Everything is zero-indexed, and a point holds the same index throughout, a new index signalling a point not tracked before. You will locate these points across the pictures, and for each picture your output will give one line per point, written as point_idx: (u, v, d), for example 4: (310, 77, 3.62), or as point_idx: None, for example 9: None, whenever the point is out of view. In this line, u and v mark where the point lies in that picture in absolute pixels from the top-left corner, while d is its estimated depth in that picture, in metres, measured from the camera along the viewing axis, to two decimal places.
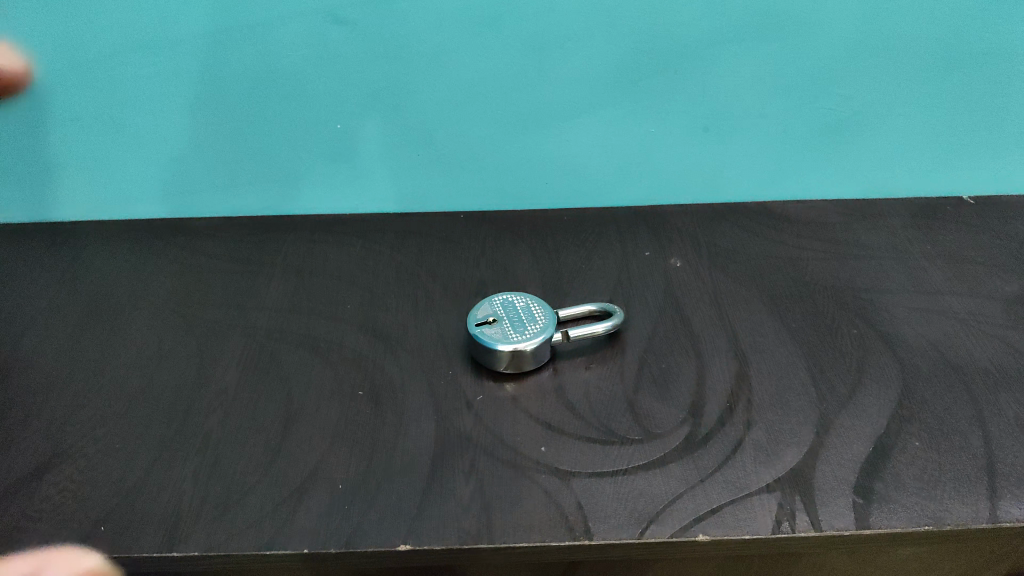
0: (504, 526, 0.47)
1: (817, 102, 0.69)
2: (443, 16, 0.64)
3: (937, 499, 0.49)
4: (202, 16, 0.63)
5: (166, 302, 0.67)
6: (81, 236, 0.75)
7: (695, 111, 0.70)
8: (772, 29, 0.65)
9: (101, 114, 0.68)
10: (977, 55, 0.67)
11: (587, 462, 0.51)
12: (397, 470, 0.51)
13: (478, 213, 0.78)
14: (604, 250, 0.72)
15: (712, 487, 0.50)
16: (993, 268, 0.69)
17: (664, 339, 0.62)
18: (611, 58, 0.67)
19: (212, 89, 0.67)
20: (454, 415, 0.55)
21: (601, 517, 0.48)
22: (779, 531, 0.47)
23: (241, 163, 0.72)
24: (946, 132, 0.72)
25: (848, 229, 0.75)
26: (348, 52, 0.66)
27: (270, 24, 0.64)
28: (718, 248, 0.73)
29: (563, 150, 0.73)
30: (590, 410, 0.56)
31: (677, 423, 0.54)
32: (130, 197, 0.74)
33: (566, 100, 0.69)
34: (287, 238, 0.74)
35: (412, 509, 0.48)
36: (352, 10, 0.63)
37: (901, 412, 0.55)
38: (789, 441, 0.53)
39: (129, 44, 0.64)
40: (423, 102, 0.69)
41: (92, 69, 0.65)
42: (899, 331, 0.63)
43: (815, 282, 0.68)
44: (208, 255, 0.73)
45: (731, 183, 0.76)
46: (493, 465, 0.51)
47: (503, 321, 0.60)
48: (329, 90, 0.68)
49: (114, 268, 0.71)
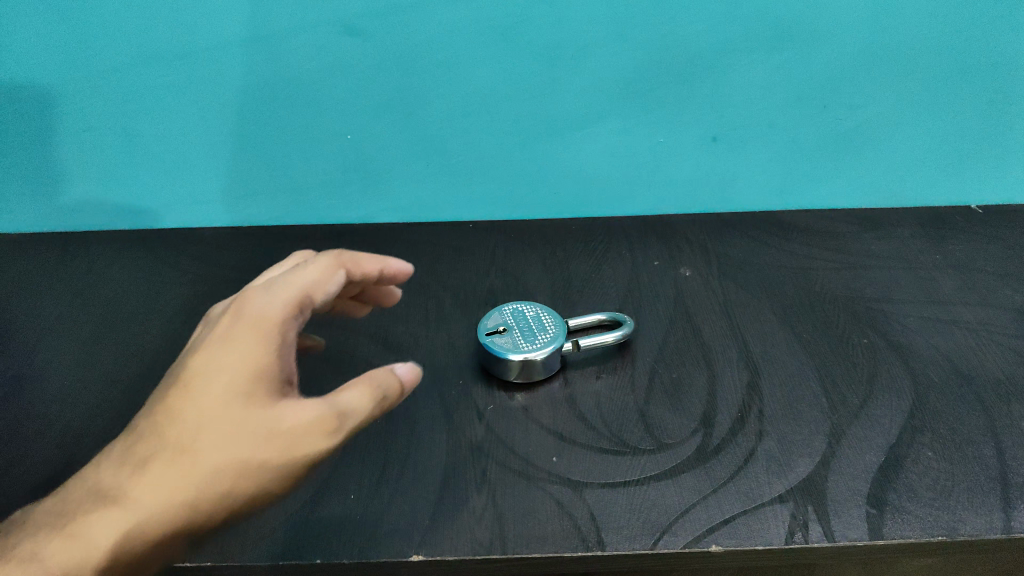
0: (518, 537, 0.47)
1: (826, 111, 0.70)
2: (454, 27, 0.64)
3: (951, 509, 0.49)
4: (212, 28, 0.63)
5: (178, 312, 0.67)
6: (94, 246, 0.76)
7: (705, 121, 0.70)
8: (783, 39, 0.65)
9: (114, 126, 0.69)
10: (988, 66, 0.67)
11: (600, 473, 0.51)
12: (410, 480, 0.51)
13: (487, 223, 0.78)
14: (613, 260, 0.72)
15: (725, 498, 0.50)
16: (1002, 278, 0.69)
17: (675, 349, 0.62)
18: (621, 69, 0.67)
19: (224, 100, 0.68)
20: (466, 426, 0.55)
21: (615, 528, 0.48)
22: (792, 542, 0.47)
23: (251, 172, 0.73)
24: (955, 141, 0.72)
25: (857, 239, 0.75)
26: (359, 62, 0.66)
27: (282, 36, 0.64)
28: (728, 257, 0.73)
29: (574, 159, 0.73)
30: (602, 420, 0.56)
31: (689, 433, 0.54)
32: (144, 206, 0.75)
33: (576, 110, 0.70)
34: (297, 247, 0.75)
35: (426, 519, 0.48)
36: (364, 21, 0.63)
37: (913, 423, 0.55)
38: (802, 451, 0.53)
39: (141, 57, 0.65)
40: (434, 113, 0.69)
41: (103, 81, 0.66)
42: (910, 341, 0.63)
43: (825, 291, 0.68)
44: (219, 265, 0.73)
45: (740, 192, 0.76)
46: (505, 475, 0.51)
47: (513, 330, 0.60)
48: (340, 101, 0.68)
49: (126, 279, 0.72)
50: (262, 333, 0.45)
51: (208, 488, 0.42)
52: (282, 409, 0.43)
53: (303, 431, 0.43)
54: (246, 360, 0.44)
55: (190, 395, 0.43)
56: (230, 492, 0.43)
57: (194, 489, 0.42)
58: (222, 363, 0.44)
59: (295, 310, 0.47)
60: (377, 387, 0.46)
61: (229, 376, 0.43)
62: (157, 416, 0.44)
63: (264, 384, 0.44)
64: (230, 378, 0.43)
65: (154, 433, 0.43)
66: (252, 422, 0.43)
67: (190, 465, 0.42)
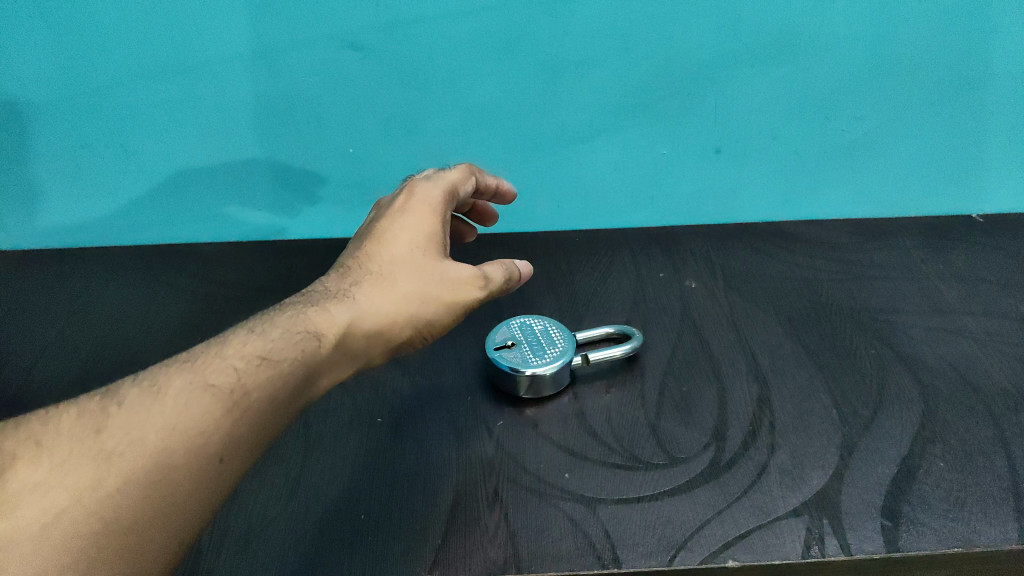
0: (533, 555, 0.46)
1: (827, 123, 0.70)
2: (457, 41, 0.64)
3: (965, 520, 0.48)
4: (214, 42, 0.63)
5: (177, 330, 0.66)
6: (91, 262, 0.75)
7: (707, 133, 0.70)
8: (784, 51, 0.65)
9: (113, 141, 0.69)
10: (986, 77, 0.67)
11: (613, 489, 0.51)
12: (422, 498, 0.50)
13: (491, 236, 0.77)
14: (618, 272, 0.72)
15: (739, 513, 0.49)
16: (1005, 287, 0.70)
17: (684, 361, 0.62)
18: (624, 82, 0.67)
19: (224, 114, 0.67)
20: (476, 442, 0.55)
21: (630, 544, 0.47)
22: (809, 556, 0.46)
23: (252, 185, 0.72)
24: (955, 151, 0.72)
25: (860, 249, 0.75)
26: (361, 76, 0.65)
27: (283, 49, 0.64)
28: (732, 268, 0.73)
29: (576, 171, 0.73)
30: (614, 435, 0.55)
31: (701, 447, 0.54)
32: (142, 221, 0.75)
33: (579, 123, 0.69)
34: (298, 262, 0.74)
35: (438, 539, 0.47)
36: (367, 35, 0.63)
37: (923, 434, 0.55)
38: (815, 464, 0.52)
39: (140, 72, 0.65)
40: (436, 127, 0.69)
41: (102, 96, 0.66)
42: (917, 352, 0.63)
43: (831, 302, 0.68)
44: (220, 282, 0.72)
45: (743, 202, 0.77)
46: (518, 493, 0.51)
47: (522, 344, 0.59)
48: (342, 115, 0.68)
49: (123, 297, 0.71)
50: (436, 203, 0.52)
51: (404, 306, 0.46)
52: (452, 265, 0.49)
53: (469, 282, 0.49)
54: (423, 225, 0.50)
55: (384, 242, 0.49)
56: (418, 317, 0.47)
57: (396, 302, 0.46)
58: (403, 224, 0.50)
59: (452, 198, 0.54)
60: (510, 264, 0.52)
61: (413, 234, 0.49)
62: (356, 253, 0.49)
63: (440, 241, 0.50)
64: (414, 235, 0.49)
65: (357, 265, 0.48)
66: (434, 267, 0.48)
67: (391, 288, 0.47)
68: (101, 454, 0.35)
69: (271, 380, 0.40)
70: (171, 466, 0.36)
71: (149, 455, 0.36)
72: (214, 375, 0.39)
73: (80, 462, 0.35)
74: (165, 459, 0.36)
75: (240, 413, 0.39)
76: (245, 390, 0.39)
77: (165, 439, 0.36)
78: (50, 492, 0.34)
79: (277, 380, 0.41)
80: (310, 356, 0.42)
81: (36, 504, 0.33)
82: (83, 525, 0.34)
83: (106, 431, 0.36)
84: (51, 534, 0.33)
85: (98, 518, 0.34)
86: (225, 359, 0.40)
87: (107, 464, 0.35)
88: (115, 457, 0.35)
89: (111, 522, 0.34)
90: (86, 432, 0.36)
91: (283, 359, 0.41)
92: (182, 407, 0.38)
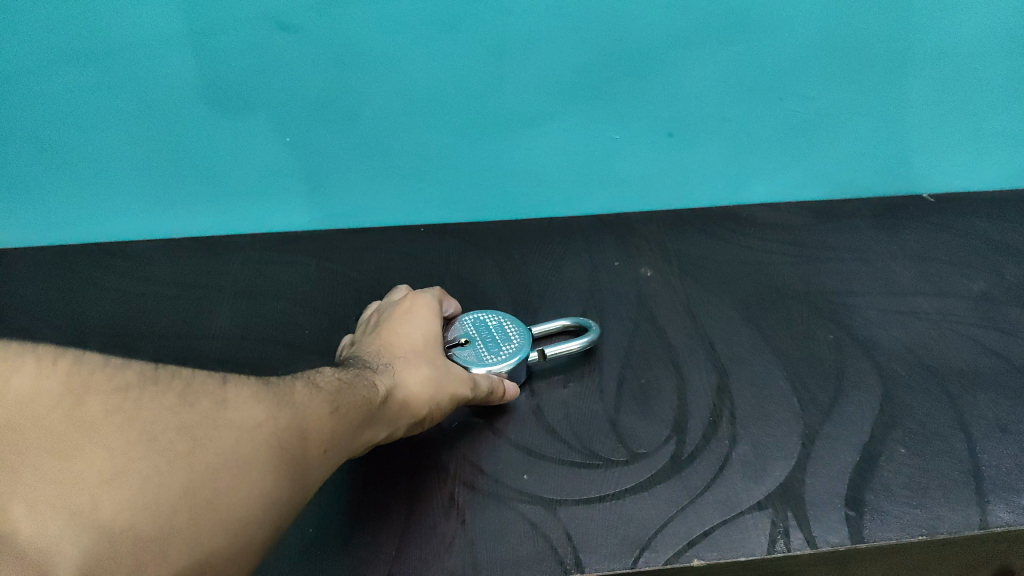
0: (492, 563, 0.44)
1: (779, 103, 0.68)
2: (396, 22, 0.60)
3: (928, 507, 0.47)
4: (133, 25, 0.58)
5: (109, 333, 0.63)
6: (11, 264, 0.71)
7: (661, 115, 0.68)
8: (736, 30, 0.63)
9: (30, 134, 0.64)
10: (936, 53, 0.66)
11: (573, 489, 0.49)
12: (372, 506, 0.48)
13: (440, 228, 0.76)
14: (571, 261, 0.71)
15: (703, 508, 0.47)
16: (957, 268, 0.70)
17: (642, 352, 0.61)
18: (574, 64, 0.64)
19: (151, 100, 0.63)
20: (429, 443, 0.52)
21: (593, 547, 0.45)
22: (775, 551, 0.45)
23: (183, 177, 0.69)
24: (906, 130, 0.71)
25: (813, 232, 0.74)
26: (296, 59, 0.62)
27: (209, 31, 0.59)
28: (686, 254, 0.72)
29: (526, 158, 0.71)
30: (573, 432, 0.53)
31: (661, 441, 0.52)
32: (64, 220, 0.71)
33: (528, 106, 0.67)
34: (235, 258, 0.71)
35: (392, 551, 0.45)
36: (298, 16, 0.59)
37: (883, 419, 0.54)
38: (776, 455, 0.51)
39: (49, 59, 0.60)
40: (377, 111, 0.66)
41: (14, 87, 0.61)
42: (873, 335, 0.62)
43: (786, 287, 0.68)
44: (151, 281, 0.69)
45: (695, 187, 0.75)
46: (475, 497, 0.48)
47: (476, 342, 0.56)
48: (278, 100, 0.64)
49: (47, 298, 0.67)
50: (435, 318, 0.56)
51: (430, 386, 0.48)
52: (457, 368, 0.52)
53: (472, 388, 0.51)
54: (431, 334, 0.53)
55: (401, 339, 0.52)
56: (437, 399, 0.49)
57: (426, 377, 0.49)
58: (414, 330, 0.53)
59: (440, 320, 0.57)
60: (499, 381, 0.54)
61: (425, 339, 0.53)
62: (377, 345, 0.51)
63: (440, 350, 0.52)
64: (426, 340, 0.53)
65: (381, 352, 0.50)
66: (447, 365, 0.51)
67: (417, 372, 0.49)
68: (274, 398, 0.39)
69: (353, 400, 0.43)
70: (304, 436, 0.39)
71: (297, 416, 0.39)
72: (320, 380, 0.43)
73: (263, 399, 0.39)
74: (305, 422, 0.39)
75: (344, 410, 0.42)
76: (345, 395, 0.43)
77: (297, 417, 0.39)
78: (251, 408, 0.38)
79: (359, 403, 0.43)
80: (373, 400, 0.44)
81: (247, 411, 0.38)
82: (269, 439, 0.37)
83: (271, 384, 0.41)
84: (254, 436, 0.37)
85: (278, 438, 0.38)
86: (326, 373, 0.44)
87: (279, 409, 0.39)
88: (282, 404, 0.39)
89: (280, 447, 0.37)
90: (257, 381, 0.41)
91: (359, 392, 0.44)
92: (308, 395, 0.41)
